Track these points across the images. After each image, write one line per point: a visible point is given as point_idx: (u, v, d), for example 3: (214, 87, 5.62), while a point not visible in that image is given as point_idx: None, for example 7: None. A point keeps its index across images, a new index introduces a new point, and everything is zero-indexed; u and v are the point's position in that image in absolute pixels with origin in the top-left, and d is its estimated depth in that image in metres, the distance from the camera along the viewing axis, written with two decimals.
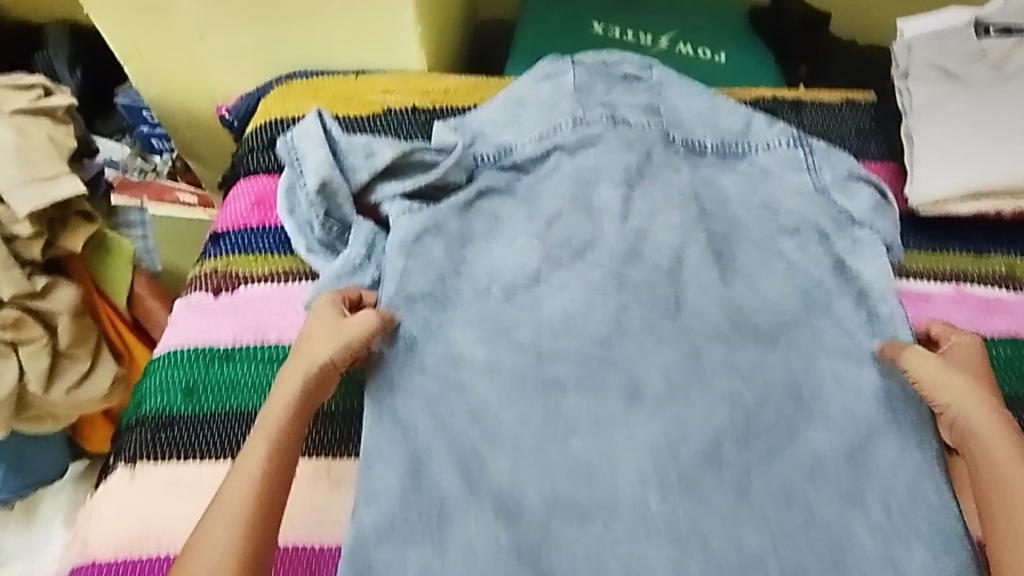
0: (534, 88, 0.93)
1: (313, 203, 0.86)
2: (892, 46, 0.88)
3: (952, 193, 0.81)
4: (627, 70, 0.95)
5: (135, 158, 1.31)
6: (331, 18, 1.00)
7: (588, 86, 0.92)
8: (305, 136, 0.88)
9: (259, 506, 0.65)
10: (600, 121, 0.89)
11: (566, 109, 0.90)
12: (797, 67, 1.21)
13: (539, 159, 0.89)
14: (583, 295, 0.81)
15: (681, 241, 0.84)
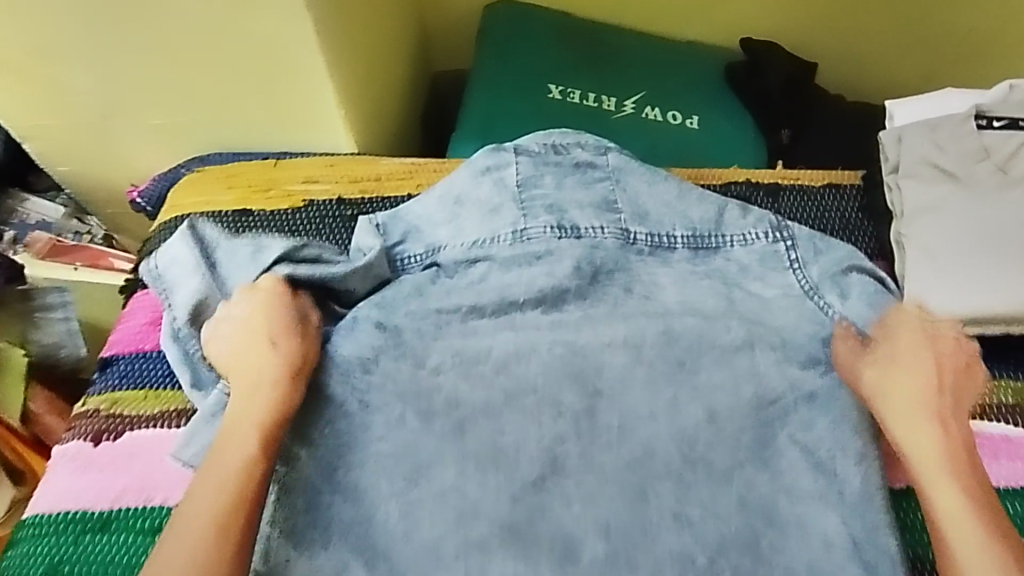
0: (473, 182, 0.81)
1: (189, 336, 0.74)
2: (880, 135, 0.77)
3: (949, 316, 0.70)
4: (579, 158, 0.82)
5: (69, 219, 1.15)
6: (244, 98, 0.86)
7: (532, 181, 0.80)
8: (171, 264, 0.77)
9: (228, 524, 0.60)
10: (543, 233, 0.77)
11: (508, 218, 0.78)
12: (779, 131, 1.07)
13: (468, 266, 0.77)
14: (513, 429, 0.69)
15: (630, 361, 0.72)
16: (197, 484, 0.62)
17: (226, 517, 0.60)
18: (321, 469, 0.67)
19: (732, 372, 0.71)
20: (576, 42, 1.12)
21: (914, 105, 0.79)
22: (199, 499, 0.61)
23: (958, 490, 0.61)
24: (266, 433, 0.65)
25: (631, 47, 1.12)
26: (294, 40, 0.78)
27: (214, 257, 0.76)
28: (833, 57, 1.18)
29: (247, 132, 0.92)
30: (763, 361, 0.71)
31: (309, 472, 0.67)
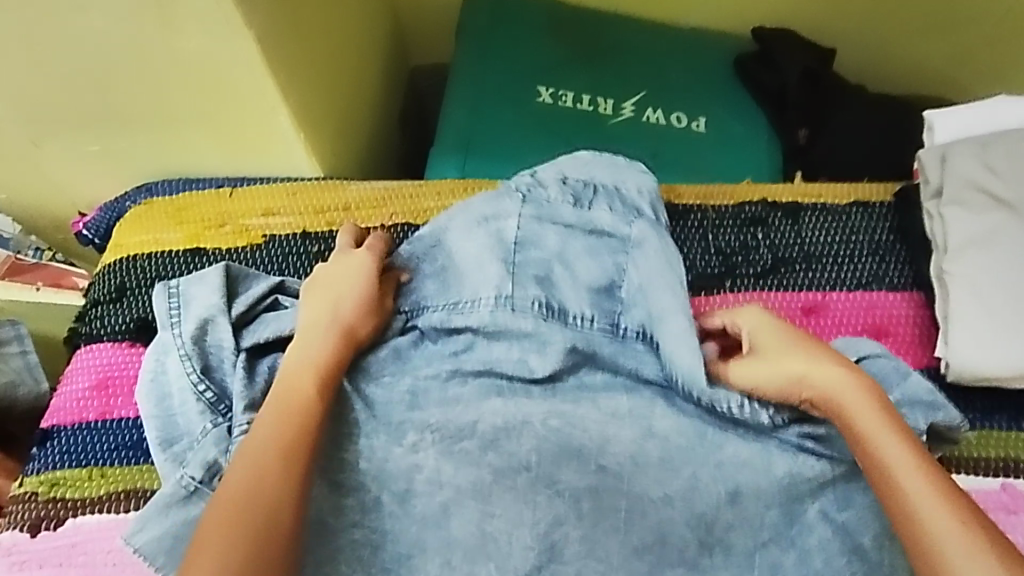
0: (470, 229, 0.71)
1: (191, 373, 0.64)
2: (922, 153, 0.67)
3: (1001, 372, 0.61)
4: (598, 221, 0.71)
5: (30, 235, 0.95)
6: (189, 121, 0.75)
7: (532, 239, 0.70)
8: (196, 279, 0.68)
9: (292, 455, 0.55)
10: (529, 309, 0.68)
11: (491, 286, 0.68)
12: (796, 130, 0.95)
13: (446, 332, 0.68)
14: (503, 512, 0.59)
15: (640, 434, 0.63)
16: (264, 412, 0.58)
17: (291, 445, 0.56)
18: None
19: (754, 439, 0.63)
20: (569, 35, 1.00)
21: (956, 116, 0.69)
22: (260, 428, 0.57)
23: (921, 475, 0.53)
24: (326, 377, 0.61)
25: (631, 38, 1.01)
26: (232, 60, 0.67)
27: (250, 280, 0.70)
28: (851, 50, 1.08)
29: (198, 157, 0.81)
30: (782, 430, 0.63)
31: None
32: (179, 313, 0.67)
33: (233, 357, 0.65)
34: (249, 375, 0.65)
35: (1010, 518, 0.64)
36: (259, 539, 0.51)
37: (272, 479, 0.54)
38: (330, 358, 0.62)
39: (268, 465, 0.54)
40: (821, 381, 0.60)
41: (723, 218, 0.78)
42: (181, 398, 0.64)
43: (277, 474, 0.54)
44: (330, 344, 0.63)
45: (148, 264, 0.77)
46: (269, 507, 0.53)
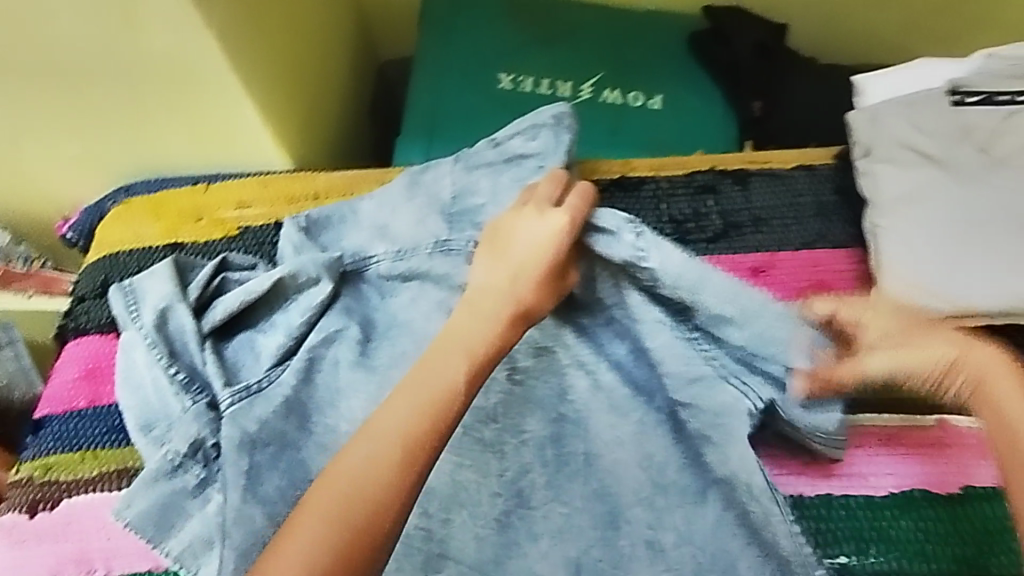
0: (406, 195, 0.76)
1: (159, 356, 0.68)
2: (850, 116, 0.71)
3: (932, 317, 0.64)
4: (511, 149, 0.77)
5: (19, 242, 0.98)
6: (160, 118, 0.79)
7: (467, 189, 0.76)
8: (147, 274, 0.72)
9: (410, 456, 0.54)
10: (466, 245, 0.73)
11: (433, 232, 0.74)
12: (749, 103, 0.98)
13: (397, 281, 0.74)
14: (472, 463, 0.65)
15: (593, 383, 0.68)
16: (401, 402, 0.57)
17: (413, 439, 0.55)
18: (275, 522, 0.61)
19: None
20: (529, 21, 1.03)
21: (884, 79, 0.73)
22: (397, 419, 0.56)
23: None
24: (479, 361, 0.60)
25: (588, 22, 1.04)
26: (198, 57, 0.70)
27: (195, 268, 0.73)
28: (801, 22, 1.11)
29: (170, 154, 0.84)
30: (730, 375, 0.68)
31: (260, 529, 0.61)
32: (138, 307, 0.70)
33: (198, 340, 0.69)
34: (219, 358, 0.69)
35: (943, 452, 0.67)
36: (354, 538, 0.51)
37: (387, 477, 0.53)
38: (493, 336, 0.62)
39: (380, 464, 0.54)
40: (978, 367, 0.59)
41: (676, 188, 0.82)
42: (153, 385, 0.67)
43: (389, 473, 0.54)
44: (497, 331, 0.62)
45: (129, 259, 0.80)
46: (378, 511, 0.52)
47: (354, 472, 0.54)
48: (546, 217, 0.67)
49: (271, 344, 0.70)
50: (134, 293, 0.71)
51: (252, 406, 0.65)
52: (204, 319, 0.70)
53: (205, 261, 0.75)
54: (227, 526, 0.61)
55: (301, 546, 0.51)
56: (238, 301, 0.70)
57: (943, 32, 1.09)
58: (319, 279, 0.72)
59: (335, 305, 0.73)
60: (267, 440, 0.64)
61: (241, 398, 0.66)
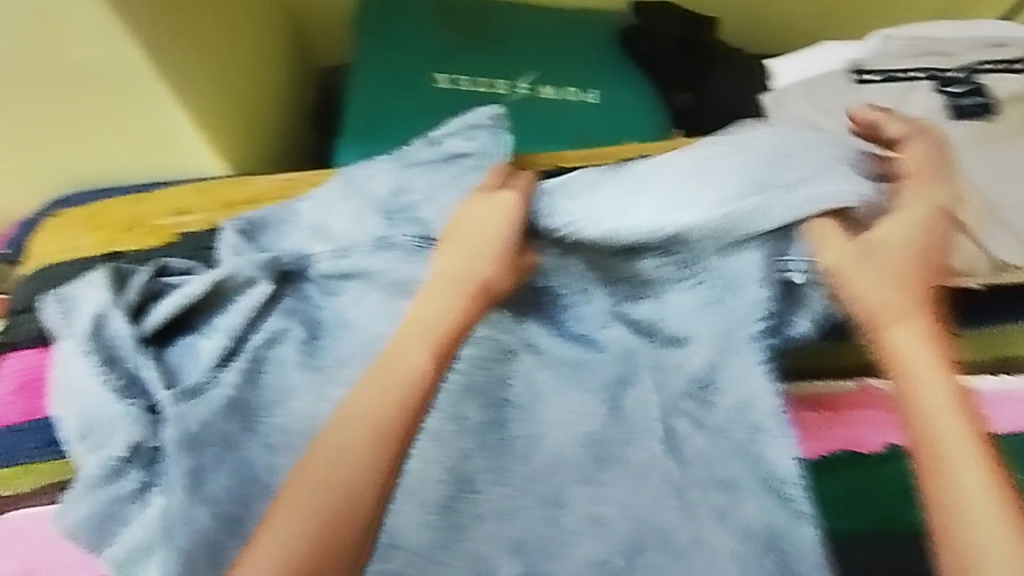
0: (342, 195, 0.78)
1: (94, 364, 0.67)
2: (763, 99, 0.76)
3: None
4: (450, 149, 0.79)
5: None
6: (91, 127, 0.79)
7: (403, 187, 0.77)
8: (81, 283, 0.72)
9: (385, 437, 0.55)
10: (405, 240, 0.75)
11: (371, 227, 0.76)
12: (678, 95, 1.02)
13: (337, 279, 0.75)
14: (417, 452, 0.66)
15: (532, 367, 0.71)
16: (370, 387, 0.58)
17: (384, 423, 0.56)
18: (219, 520, 0.62)
19: (634, 366, 0.70)
20: (462, 23, 1.06)
21: (793, 64, 0.79)
22: (365, 405, 0.57)
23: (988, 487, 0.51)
24: (446, 337, 0.62)
25: (520, 22, 1.07)
26: (122, 66, 0.72)
27: (131, 276, 0.73)
28: (727, 15, 1.15)
29: (104, 166, 0.84)
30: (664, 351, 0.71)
31: (206, 529, 0.61)
32: (71, 314, 0.70)
33: (135, 346, 0.69)
34: (158, 363, 0.69)
35: (862, 413, 0.72)
36: (336, 520, 0.52)
37: (363, 460, 0.54)
38: (457, 317, 0.63)
39: (354, 447, 0.54)
40: (900, 349, 0.58)
41: None
42: (88, 394, 0.66)
43: (366, 455, 0.54)
44: (461, 309, 0.64)
45: (58, 270, 0.78)
46: (359, 492, 0.53)
47: (331, 458, 0.54)
48: (492, 200, 0.71)
49: (210, 347, 0.70)
50: (65, 301, 0.71)
51: (193, 408, 0.65)
52: (143, 324, 0.71)
53: (142, 268, 0.76)
54: (171, 527, 0.60)
55: (285, 535, 0.51)
56: (176, 304, 0.71)
57: (859, 19, 1.15)
58: (256, 280, 0.74)
59: (276, 305, 0.74)
60: (210, 440, 0.64)
61: (181, 400, 0.66)
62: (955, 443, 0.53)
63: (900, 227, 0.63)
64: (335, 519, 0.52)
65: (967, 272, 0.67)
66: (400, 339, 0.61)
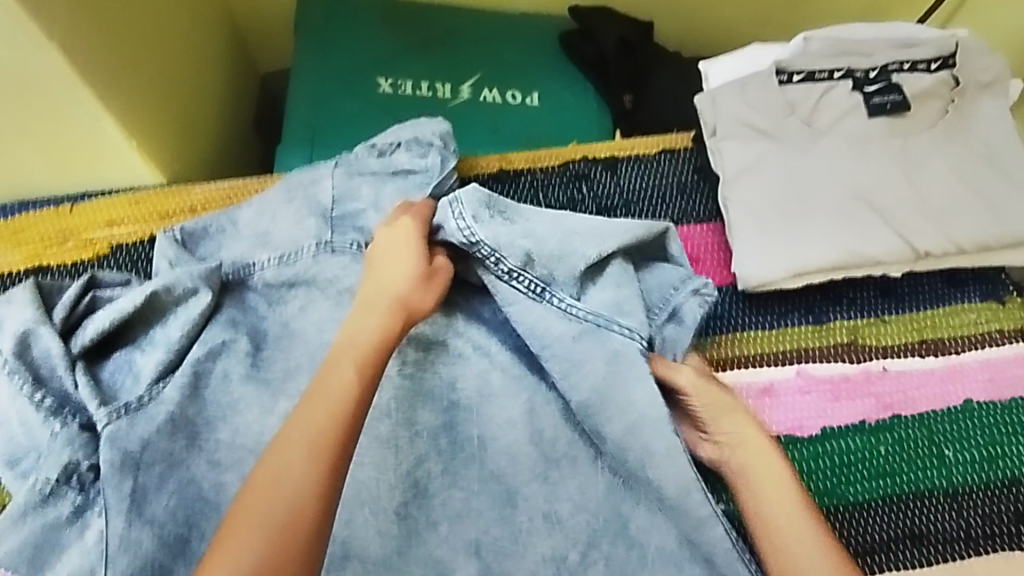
0: (285, 201, 0.76)
1: (23, 385, 0.64)
2: (696, 100, 0.77)
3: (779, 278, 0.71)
4: (398, 163, 0.79)
5: None
6: (9, 142, 0.74)
7: (348, 194, 0.77)
8: (4, 300, 0.68)
9: (323, 449, 0.55)
10: (348, 248, 0.75)
11: (313, 232, 0.75)
12: (620, 96, 1.04)
13: (282, 287, 0.74)
14: (370, 459, 0.64)
15: (483, 368, 0.70)
16: (303, 405, 0.57)
17: (322, 438, 0.55)
18: (163, 542, 0.60)
19: None
20: (402, 28, 1.05)
21: (725, 65, 0.80)
22: (305, 422, 0.56)
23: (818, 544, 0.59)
24: (378, 352, 0.61)
25: (462, 26, 1.07)
26: (43, 73, 0.67)
27: (60, 291, 0.70)
28: (663, 18, 1.18)
29: (26, 177, 0.80)
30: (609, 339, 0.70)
31: (149, 551, 0.59)
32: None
33: (67, 364, 0.65)
34: (92, 380, 0.66)
35: (801, 398, 0.71)
36: (278, 535, 0.51)
37: (303, 475, 0.54)
38: (383, 334, 0.63)
39: (292, 462, 0.54)
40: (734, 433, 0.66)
41: (553, 178, 0.86)
42: (17, 416, 0.64)
43: (306, 467, 0.54)
44: (385, 325, 0.63)
45: None
46: (302, 506, 0.53)
47: (272, 476, 0.54)
48: (394, 227, 0.70)
49: (148, 361, 0.68)
50: None
51: (133, 425, 0.63)
52: (72, 342, 0.67)
53: (71, 283, 0.72)
54: (111, 552, 0.58)
55: (235, 556, 0.50)
56: (109, 321, 0.68)
57: (787, 21, 1.20)
58: (197, 290, 0.71)
59: (217, 317, 0.71)
60: (152, 459, 0.62)
61: (120, 417, 0.63)
62: (764, 477, 0.63)
63: (794, 246, 0.71)
64: (278, 537, 0.51)
65: (887, 259, 0.71)
66: (330, 359, 0.60)
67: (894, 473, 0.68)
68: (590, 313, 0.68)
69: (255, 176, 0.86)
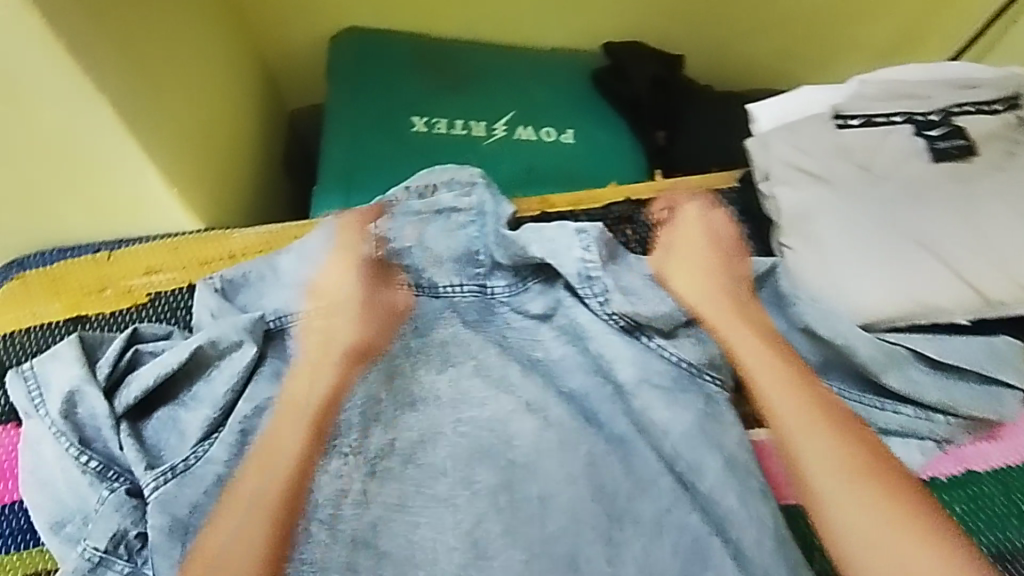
0: (326, 246, 0.74)
1: (69, 446, 0.62)
2: (748, 144, 0.77)
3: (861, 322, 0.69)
4: (440, 200, 0.75)
5: None
6: (53, 191, 0.73)
7: (391, 235, 0.75)
8: (50, 356, 0.67)
9: (271, 516, 0.59)
10: (400, 292, 0.73)
11: (359, 279, 0.72)
12: (655, 132, 1.03)
13: (327, 338, 0.71)
14: (426, 520, 0.64)
15: (539, 424, 0.68)
16: (256, 469, 0.61)
17: (279, 512, 0.59)
18: None
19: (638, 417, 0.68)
20: (436, 68, 1.05)
21: (773, 105, 0.80)
22: (255, 488, 0.60)
23: (876, 510, 0.57)
24: (328, 412, 0.66)
25: (494, 64, 1.07)
26: (89, 125, 0.66)
27: (104, 346, 0.69)
28: (692, 53, 1.18)
29: (66, 226, 0.79)
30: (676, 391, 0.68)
31: None
32: (40, 394, 0.65)
33: (112, 424, 0.64)
34: (137, 441, 0.64)
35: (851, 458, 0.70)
36: None
37: (251, 542, 0.57)
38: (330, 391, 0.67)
39: (256, 526, 0.58)
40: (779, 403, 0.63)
41: (597, 219, 0.84)
42: (65, 478, 0.62)
43: (258, 534, 0.58)
44: (337, 377, 0.68)
45: (24, 339, 0.74)
46: (266, 556, 0.57)
47: (231, 539, 0.57)
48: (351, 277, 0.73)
49: (192, 420, 0.66)
50: (35, 378, 0.66)
51: (182, 488, 0.61)
52: (117, 400, 0.65)
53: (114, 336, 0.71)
54: None
55: None
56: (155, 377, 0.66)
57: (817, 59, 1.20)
58: (241, 343, 0.69)
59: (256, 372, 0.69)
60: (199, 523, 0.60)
61: (167, 480, 0.62)
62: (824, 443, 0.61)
63: (857, 294, 0.69)
64: None
65: (957, 310, 0.68)
66: (275, 429, 0.64)
67: (978, 532, 0.63)
68: (682, 360, 0.69)
69: (295, 221, 0.85)
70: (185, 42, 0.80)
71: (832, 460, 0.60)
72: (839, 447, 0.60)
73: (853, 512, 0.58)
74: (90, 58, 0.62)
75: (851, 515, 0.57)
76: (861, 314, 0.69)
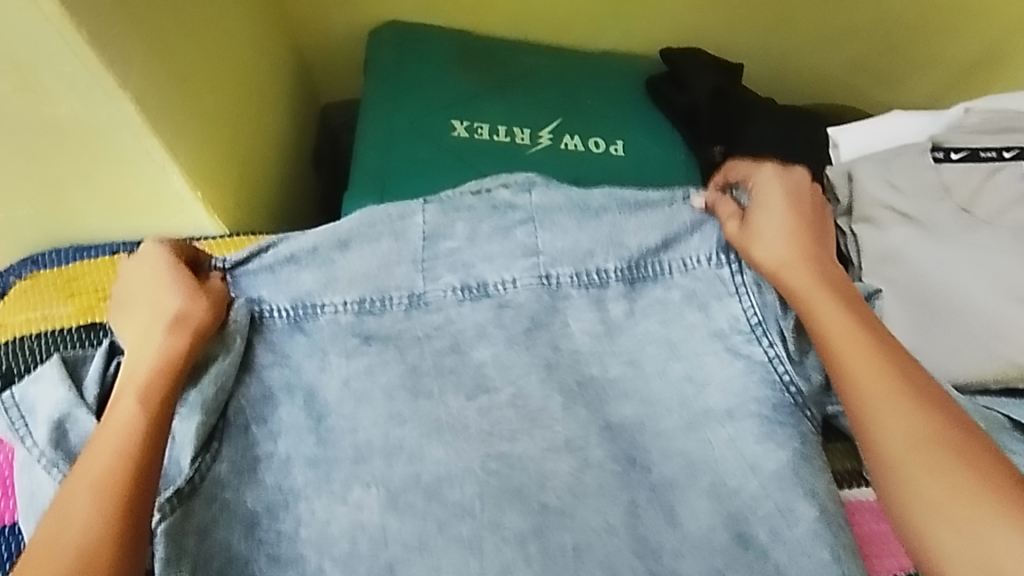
0: (368, 234, 0.68)
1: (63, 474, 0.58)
2: (830, 174, 0.71)
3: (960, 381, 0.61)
4: (498, 197, 0.71)
5: None
6: (69, 189, 0.69)
7: (439, 230, 0.69)
8: (31, 378, 0.62)
9: (106, 487, 0.52)
10: (444, 296, 0.67)
11: (401, 278, 0.67)
12: (711, 148, 0.95)
13: (354, 351, 0.65)
14: (449, 567, 0.57)
15: (576, 465, 0.62)
16: (86, 448, 0.55)
17: (105, 479, 0.53)
18: None
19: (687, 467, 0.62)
20: (477, 67, 0.98)
21: (858, 132, 0.76)
22: (94, 461, 0.54)
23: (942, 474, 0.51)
24: (149, 391, 0.58)
25: (540, 66, 1.00)
26: (104, 125, 0.61)
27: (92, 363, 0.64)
28: (754, 61, 1.10)
29: (81, 224, 0.74)
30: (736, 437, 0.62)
31: None
32: (23, 423, 0.59)
33: None
34: None
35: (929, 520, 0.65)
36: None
37: (84, 518, 0.51)
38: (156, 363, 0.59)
39: (79, 506, 0.51)
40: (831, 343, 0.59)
41: None
42: None
43: (89, 508, 0.51)
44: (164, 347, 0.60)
45: (36, 344, 0.69)
46: (94, 529, 0.50)
47: (70, 520, 0.51)
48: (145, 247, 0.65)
49: (184, 432, 0.60)
50: (14, 406, 0.60)
51: (190, 515, 0.57)
52: None
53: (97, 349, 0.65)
54: None
55: None
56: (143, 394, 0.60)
57: (892, 73, 1.10)
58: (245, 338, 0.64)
59: (268, 388, 0.63)
60: (209, 554, 0.56)
61: (173, 508, 0.57)
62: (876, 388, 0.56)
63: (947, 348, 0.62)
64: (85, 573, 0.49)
65: None
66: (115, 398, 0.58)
67: None
68: (786, 382, 0.64)
69: None
70: (216, 32, 0.75)
71: (879, 393, 0.55)
72: (915, 412, 0.54)
73: (919, 474, 0.52)
74: (115, 51, 0.57)
75: (929, 486, 0.51)
76: (954, 371, 0.61)
